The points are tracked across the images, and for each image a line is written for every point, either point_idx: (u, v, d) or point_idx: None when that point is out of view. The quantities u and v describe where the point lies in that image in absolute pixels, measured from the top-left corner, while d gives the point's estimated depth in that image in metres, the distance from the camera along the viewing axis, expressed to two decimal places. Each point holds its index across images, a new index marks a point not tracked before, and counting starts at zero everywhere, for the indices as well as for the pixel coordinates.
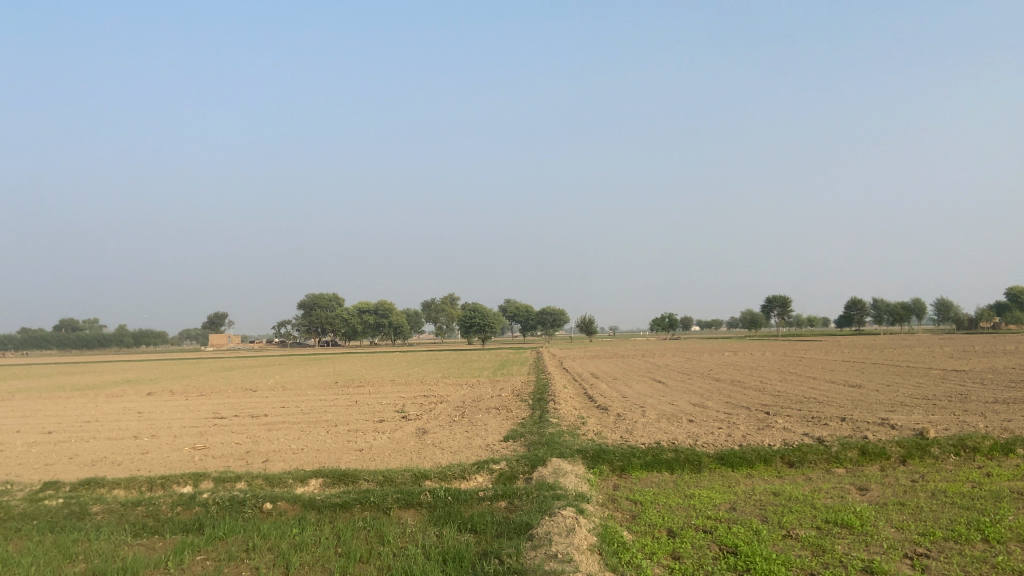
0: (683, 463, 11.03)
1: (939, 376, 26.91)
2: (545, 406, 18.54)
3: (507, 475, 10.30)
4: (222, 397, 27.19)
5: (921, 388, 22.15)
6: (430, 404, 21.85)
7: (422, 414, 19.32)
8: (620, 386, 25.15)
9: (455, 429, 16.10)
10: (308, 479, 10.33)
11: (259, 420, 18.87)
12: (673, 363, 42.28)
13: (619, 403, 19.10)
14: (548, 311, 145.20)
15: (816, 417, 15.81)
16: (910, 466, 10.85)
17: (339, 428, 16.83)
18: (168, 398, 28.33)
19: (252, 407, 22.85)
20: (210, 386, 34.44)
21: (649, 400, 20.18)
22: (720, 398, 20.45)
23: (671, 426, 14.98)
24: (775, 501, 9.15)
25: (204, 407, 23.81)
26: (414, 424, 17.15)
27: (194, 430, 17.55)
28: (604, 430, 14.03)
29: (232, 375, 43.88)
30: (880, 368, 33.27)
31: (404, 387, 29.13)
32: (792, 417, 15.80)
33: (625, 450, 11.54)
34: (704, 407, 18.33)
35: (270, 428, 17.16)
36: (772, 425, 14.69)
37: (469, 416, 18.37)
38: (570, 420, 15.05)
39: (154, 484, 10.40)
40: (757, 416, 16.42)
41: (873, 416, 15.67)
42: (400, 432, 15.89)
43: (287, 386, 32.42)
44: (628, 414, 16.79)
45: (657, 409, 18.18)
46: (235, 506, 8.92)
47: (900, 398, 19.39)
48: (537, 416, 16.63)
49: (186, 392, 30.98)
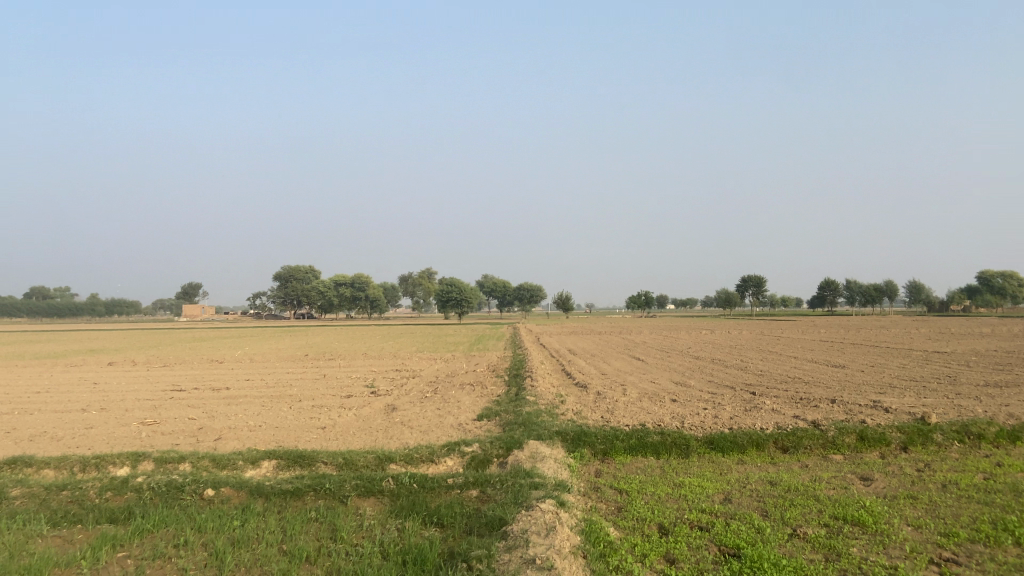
0: (669, 447, 10.20)
1: (921, 357, 26.52)
2: (522, 383, 17.67)
3: (479, 459, 9.41)
4: (185, 369, 25.99)
5: (907, 370, 21.65)
6: (402, 379, 20.95)
7: (393, 389, 18.40)
8: (599, 363, 24.45)
9: (426, 406, 15.19)
10: (260, 461, 9.35)
11: (219, 394, 17.81)
12: (652, 340, 41.65)
13: (599, 382, 18.29)
14: (526, 286, 144.40)
15: (805, 398, 15.13)
16: (913, 455, 10.15)
17: (303, 403, 15.83)
18: (128, 369, 27.10)
19: (215, 379, 21.75)
20: (174, 356, 33.12)
21: (630, 379, 19.39)
22: (704, 377, 19.76)
23: (655, 406, 14.18)
24: (773, 492, 8.34)
25: (164, 378, 22.65)
26: (383, 401, 16.22)
27: (147, 404, 16.45)
28: (585, 410, 13.20)
29: (200, 346, 42.50)
30: (860, 348, 32.86)
31: (376, 361, 28.13)
32: (781, 399, 15.09)
33: (608, 432, 10.68)
34: (688, 386, 17.60)
35: (229, 402, 16.10)
36: (760, 407, 13.95)
37: (442, 392, 17.46)
38: (548, 398, 14.19)
39: (87, 464, 9.45)
40: (743, 396, 15.71)
41: (865, 398, 15.01)
42: (367, 409, 14.95)
43: (255, 358, 31.23)
44: (609, 393, 15.96)
45: (639, 387, 17.39)
46: (171, 492, 7.96)
47: (888, 379, 18.83)
48: (513, 393, 15.76)
49: (148, 362, 29.70)
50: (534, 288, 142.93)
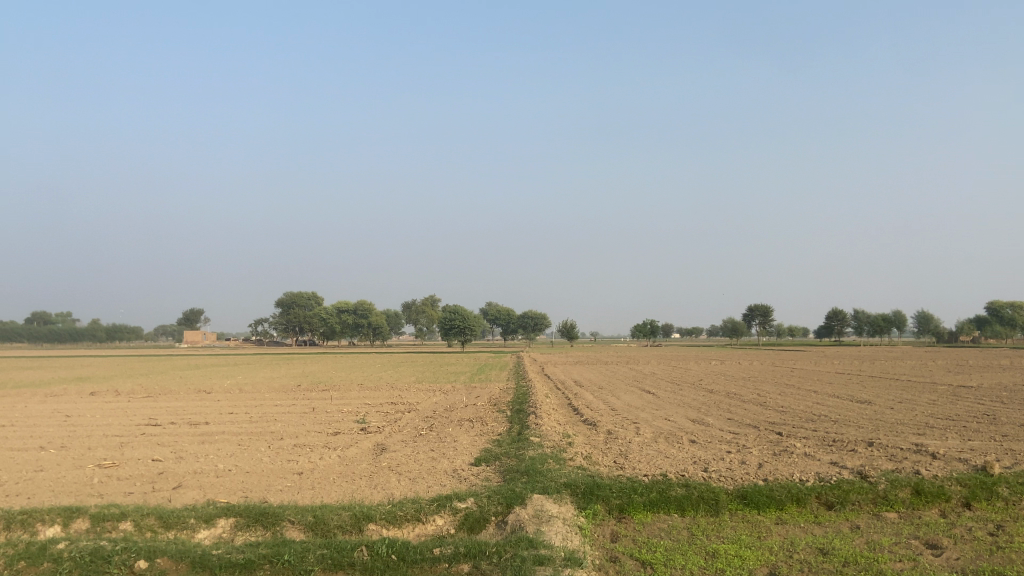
0: (695, 502, 8.79)
1: (948, 392, 25.02)
2: (525, 420, 16.24)
3: (475, 519, 8.01)
4: (168, 400, 24.56)
5: (939, 407, 20.16)
6: (396, 413, 19.51)
7: (385, 425, 16.99)
8: (608, 397, 23.00)
9: (419, 446, 13.78)
10: (216, 519, 8.01)
11: (196, 430, 16.37)
12: (660, 371, 40.14)
13: (609, 419, 16.83)
14: (530, 314, 143.00)
15: (838, 440, 13.70)
16: (981, 513, 8.70)
17: (284, 441, 14.42)
18: (109, 400, 25.62)
19: (196, 413, 20.29)
20: (162, 386, 31.71)
21: (642, 415, 17.94)
22: (721, 413, 18.30)
23: (673, 450, 12.76)
24: (829, 565, 6.90)
25: (144, 411, 21.24)
26: (373, 439, 14.80)
27: (113, 442, 15.03)
28: (595, 454, 11.81)
29: (193, 375, 40.97)
30: (880, 381, 31.29)
31: (371, 392, 26.67)
32: (812, 441, 13.64)
33: (624, 483, 9.26)
34: (706, 424, 16.15)
35: (203, 440, 14.67)
36: (791, 451, 12.53)
37: (438, 430, 16.02)
38: (554, 439, 12.78)
39: (11, 521, 8.06)
40: (768, 437, 14.28)
41: (905, 441, 13.55)
42: (354, 449, 13.54)
43: (245, 388, 29.78)
44: (620, 432, 14.52)
45: (653, 426, 15.94)
46: (95, 565, 6.57)
47: (923, 418, 17.36)
48: (516, 432, 14.35)
49: (132, 393, 28.25)
50: (538, 316, 141.64)
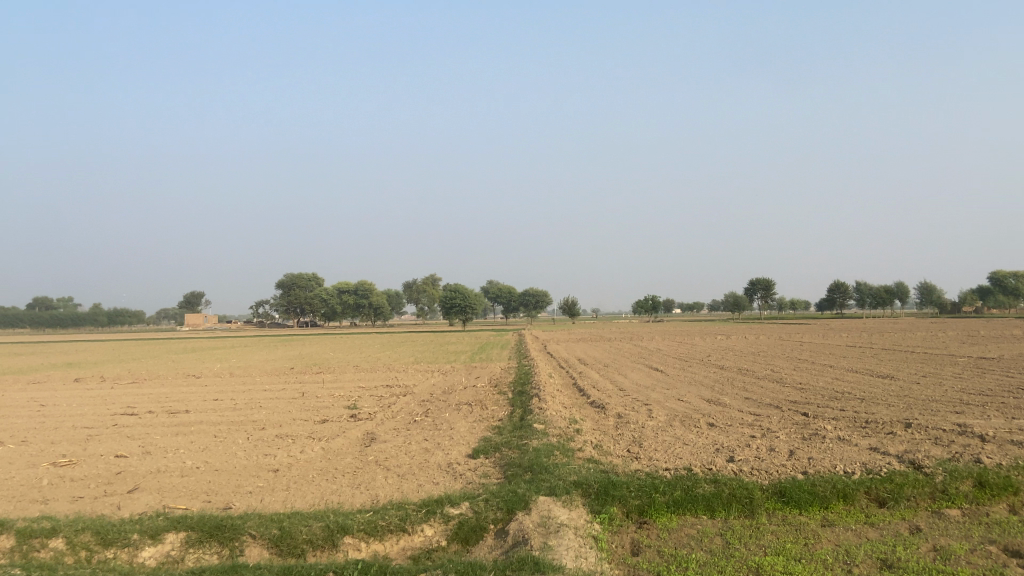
0: (726, 502, 7.56)
1: (971, 365, 23.77)
2: (528, 404, 15.05)
3: (470, 528, 6.76)
4: (153, 387, 23.29)
5: (967, 381, 18.95)
6: (390, 398, 18.24)
7: (378, 411, 15.76)
8: (615, 376, 21.80)
9: (412, 435, 12.54)
10: (163, 534, 6.79)
11: (174, 421, 15.13)
12: (665, 347, 38.97)
13: (618, 400, 15.62)
14: (531, 292, 141.96)
15: (872, 421, 12.47)
16: None
17: (265, 432, 13.16)
18: (90, 387, 24.33)
19: (178, 400, 19.07)
20: (150, 370, 30.55)
21: (653, 395, 16.70)
22: (737, 392, 17.09)
23: (692, 435, 11.53)
24: None
25: (125, 398, 20.05)
26: (362, 427, 13.56)
27: (79, 435, 13.78)
28: (606, 443, 10.59)
29: (186, 359, 39.78)
30: (898, 354, 30.06)
31: (366, 375, 25.43)
32: (844, 423, 12.42)
33: (644, 478, 8.02)
34: (724, 405, 14.92)
35: (177, 432, 13.42)
36: (823, 435, 11.29)
37: (434, 415, 14.77)
38: (560, 426, 11.53)
39: None
40: (794, 418, 13.07)
41: (946, 421, 12.34)
42: (340, 439, 12.30)
43: (236, 372, 28.62)
44: (632, 416, 13.27)
45: (666, 407, 14.71)
46: None
47: (955, 394, 16.14)
48: (518, 418, 13.11)
49: (117, 379, 27.03)
50: (539, 293, 140.72)
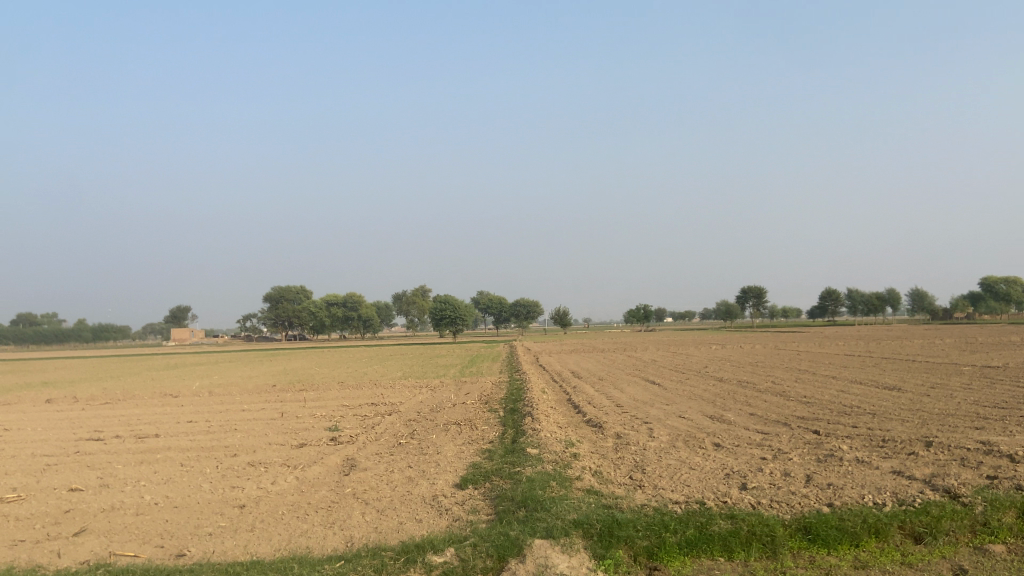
0: (746, 541, 6.69)
1: (977, 375, 23.02)
2: (520, 423, 14.13)
3: None
4: (127, 408, 22.17)
5: (978, 392, 18.18)
6: (375, 418, 17.27)
7: (361, 434, 14.81)
8: (611, 390, 20.90)
9: (395, 460, 11.61)
10: None
11: (141, 447, 14.12)
12: (659, 359, 38.08)
13: (615, 418, 14.74)
14: (522, 303, 141.12)
15: (889, 440, 11.65)
16: None
17: (237, 460, 12.18)
18: (63, 408, 23.19)
19: (151, 423, 18.04)
20: (128, 389, 29.36)
21: (652, 412, 15.83)
22: (740, 407, 16.24)
23: (698, 458, 10.65)
24: None
25: (96, 421, 19.02)
26: (343, 453, 12.59)
27: (36, 465, 12.74)
28: (607, 469, 9.72)
29: (168, 375, 38.60)
30: (900, 364, 29.29)
31: (352, 392, 24.40)
32: (859, 442, 11.58)
33: (652, 513, 7.15)
34: (728, 422, 14.06)
35: (142, 461, 12.41)
36: (840, 457, 10.46)
37: (420, 437, 13.83)
38: (556, 450, 10.64)
39: None
40: (804, 437, 12.22)
41: (967, 439, 11.52)
42: (318, 467, 11.35)
43: (217, 390, 27.52)
44: (631, 436, 12.41)
45: (666, 425, 13.85)
46: None
47: (969, 407, 15.35)
48: (509, 440, 12.21)
49: (91, 399, 25.85)
50: (530, 304, 139.82)
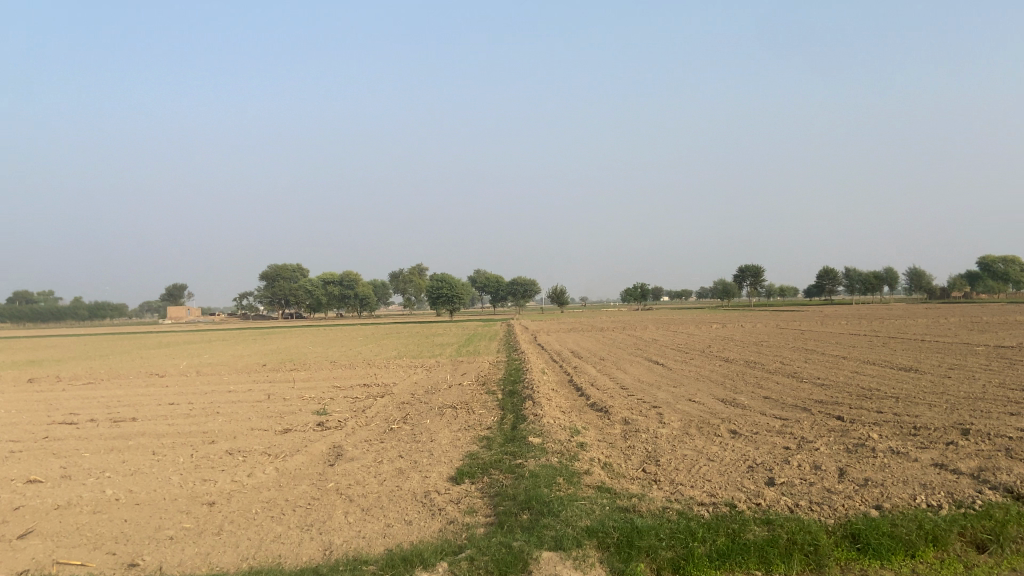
0: (787, 550, 5.76)
1: (994, 355, 22.18)
2: (520, 408, 13.19)
3: None
4: (108, 388, 21.15)
5: (1000, 374, 17.33)
6: (366, 401, 16.29)
7: (350, 418, 13.86)
8: (614, 371, 19.97)
9: (385, 449, 10.65)
10: None
11: (113, 433, 13.13)
12: (661, 337, 37.14)
13: (622, 402, 13.80)
14: (519, 281, 140.11)
15: (921, 428, 10.73)
16: None
17: (214, 448, 11.20)
18: (40, 389, 22.16)
19: (130, 405, 17.02)
20: (113, 369, 28.32)
21: (660, 395, 14.90)
22: (752, 390, 15.32)
23: (716, 448, 9.70)
24: None
25: (73, 403, 18.06)
26: (329, 440, 11.62)
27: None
28: (618, 462, 8.78)
29: (157, 354, 37.57)
30: (910, 343, 28.39)
31: (344, 372, 23.43)
32: (888, 430, 10.68)
33: (677, 518, 6.21)
34: (742, 406, 13.13)
35: (111, 449, 11.43)
36: (872, 447, 9.54)
37: (414, 422, 12.87)
38: (561, 439, 9.70)
39: None
40: (827, 424, 11.30)
41: (1005, 427, 10.62)
42: (300, 456, 10.38)
43: (205, 370, 26.51)
44: (639, 422, 11.50)
45: (677, 410, 12.93)
46: None
47: (996, 391, 14.48)
48: (509, 428, 11.26)
49: (73, 379, 24.85)
50: (528, 282, 138.84)
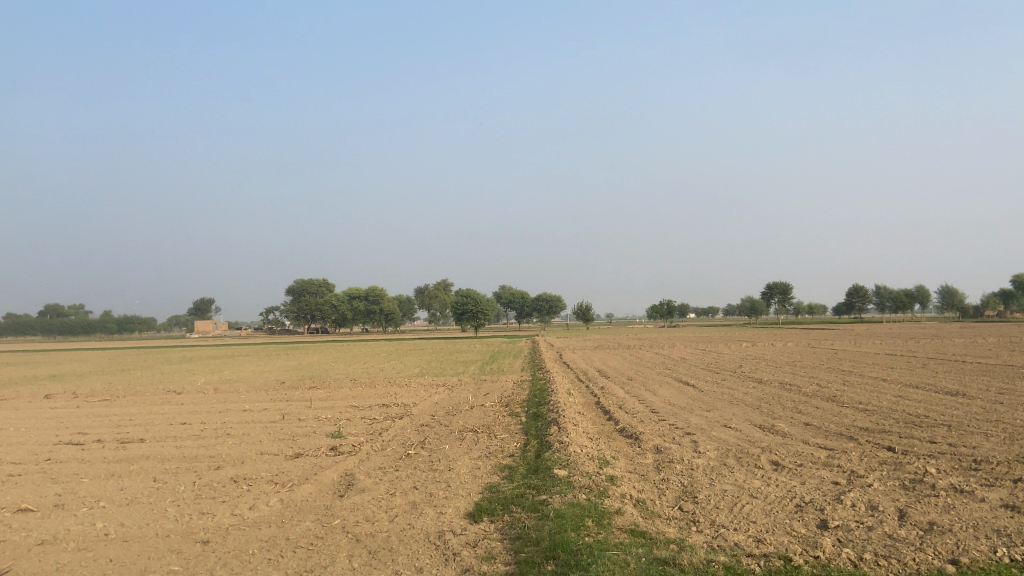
0: None
1: None
2: (544, 433, 12.43)
3: None
4: (124, 406, 20.73)
5: None
6: (383, 423, 15.60)
7: (365, 442, 13.16)
8: (642, 392, 19.13)
9: (399, 478, 9.94)
10: None
11: (118, 455, 12.57)
12: (690, 357, 36.07)
13: (652, 428, 12.96)
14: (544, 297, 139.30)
15: (983, 463, 9.77)
16: None
17: (219, 475, 10.57)
18: (57, 405, 21.82)
19: (142, 425, 16.51)
20: (134, 384, 28.05)
21: (693, 420, 14.02)
22: (791, 415, 14.40)
23: (758, 484, 8.85)
24: None
25: (84, 421, 17.57)
26: (341, 468, 10.94)
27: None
28: (652, 499, 7.98)
29: (179, 369, 37.30)
30: (952, 364, 27.16)
31: (364, 391, 22.81)
32: (946, 464, 9.76)
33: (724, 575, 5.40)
34: (782, 434, 12.24)
35: (112, 474, 10.86)
36: (933, 484, 8.63)
37: (431, 448, 12.16)
38: (588, 471, 8.92)
39: None
40: (878, 456, 10.38)
41: None
42: (309, 486, 9.70)
43: (224, 387, 26.05)
44: (673, 451, 10.69)
45: (711, 437, 12.09)
46: None
47: None
48: (533, 456, 10.49)
49: (92, 396, 24.49)
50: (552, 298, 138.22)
